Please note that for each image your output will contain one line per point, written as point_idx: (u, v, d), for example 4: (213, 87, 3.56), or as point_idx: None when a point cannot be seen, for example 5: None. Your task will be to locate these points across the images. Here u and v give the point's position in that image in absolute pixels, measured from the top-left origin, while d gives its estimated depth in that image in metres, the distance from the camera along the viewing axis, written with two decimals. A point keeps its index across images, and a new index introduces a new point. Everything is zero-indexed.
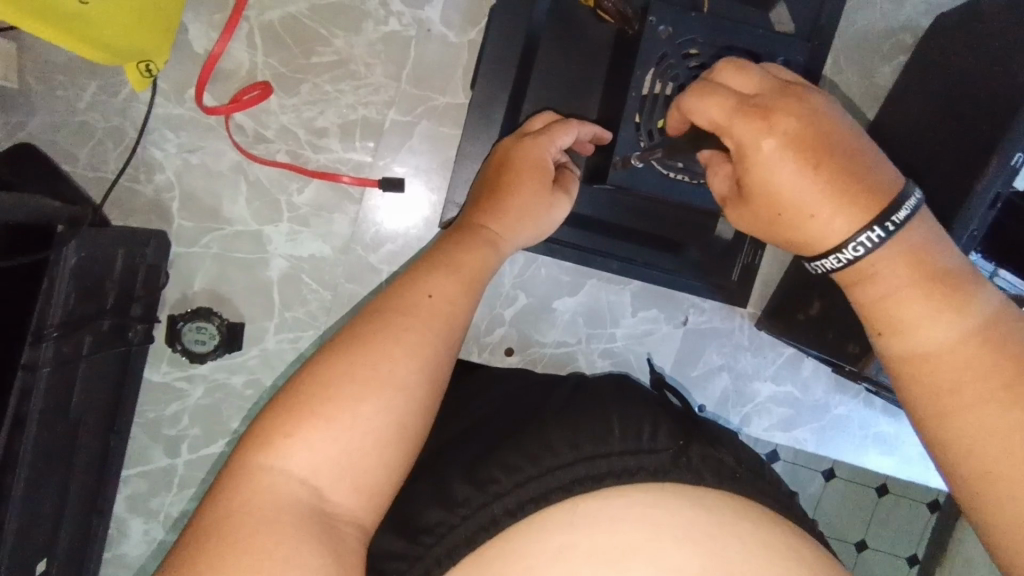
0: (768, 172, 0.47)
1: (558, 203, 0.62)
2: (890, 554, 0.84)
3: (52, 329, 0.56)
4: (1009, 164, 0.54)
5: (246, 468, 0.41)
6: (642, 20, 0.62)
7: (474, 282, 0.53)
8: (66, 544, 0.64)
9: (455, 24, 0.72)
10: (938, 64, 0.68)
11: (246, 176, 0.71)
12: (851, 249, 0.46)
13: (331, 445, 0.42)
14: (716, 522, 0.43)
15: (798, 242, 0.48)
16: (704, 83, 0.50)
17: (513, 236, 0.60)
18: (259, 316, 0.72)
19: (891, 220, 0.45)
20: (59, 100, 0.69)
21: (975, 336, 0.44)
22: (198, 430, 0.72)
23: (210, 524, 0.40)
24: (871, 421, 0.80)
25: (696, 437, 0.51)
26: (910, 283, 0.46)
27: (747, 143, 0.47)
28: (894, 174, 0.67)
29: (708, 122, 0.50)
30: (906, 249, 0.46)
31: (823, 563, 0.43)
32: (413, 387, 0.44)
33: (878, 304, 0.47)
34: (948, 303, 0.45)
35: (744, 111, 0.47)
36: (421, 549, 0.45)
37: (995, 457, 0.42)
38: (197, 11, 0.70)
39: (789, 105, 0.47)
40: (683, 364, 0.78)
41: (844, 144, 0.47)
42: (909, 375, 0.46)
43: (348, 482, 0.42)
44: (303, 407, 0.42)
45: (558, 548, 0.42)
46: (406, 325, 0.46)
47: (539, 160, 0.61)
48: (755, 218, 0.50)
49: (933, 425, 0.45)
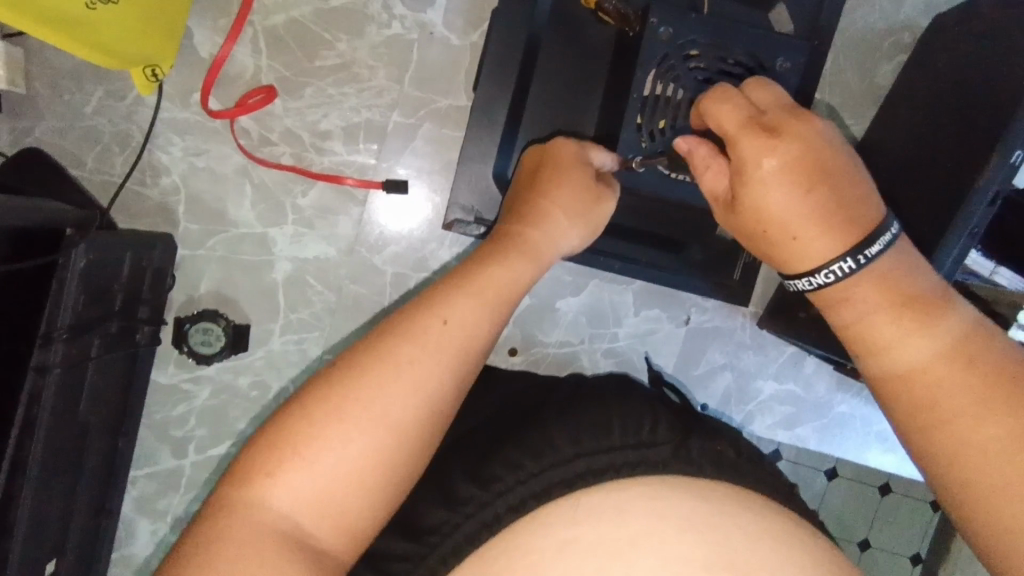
0: (765, 191, 0.48)
1: (606, 197, 0.63)
2: (894, 553, 0.84)
3: (62, 331, 0.57)
4: (1009, 161, 0.54)
5: (230, 500, 0.41)
6: (643, 22, 0.63)
7: (496, 309, 0.51)
8: (75, 544, 0.65)
9: (457, 27, 0.73)
10: (937, 63, 0.68)
11: (251, 179, 0.72)
12: (823, 276, 0.48)
13: (316, 484, 0.41)
14: (717, 509, 0.44)
15: (783, 259, 0.50)
16: (724, 88, 0.51)
17: (560, 236, 0.60)
18: (264, 318, 0.72)
19: (865, 253, 0.47)
20: (66, 105, 0.70)
21: (949, 353, 0.45)
22: (205, 431, 0.72)
23: (191, 549, 0.40)
24: (873, 419, 0.81)
25: (695, 431, 0.52)
26: (879, 307, 0.47)
27: (749, 160, 0.48)
28: (895, 172, 0.67)
29: (717, 129, 0.51)
30: (879, 276, 0.47)
31: (827, 554, 0.44)
32: (407, 428, 0.44)
33: (855, 326, 0.48)
34: (924, 323, 0.46)
35: (752, 127, 0.49)
36: (426, 549, 0.45)
37: (976, 469, 0.43)
38: (202, 16, 0.71)
39: (797, 125, 0.49)
40: (686, 362, 0.79)
41: (841, 171, 0.48)
42: (892, 394, 0.47)
43: (333, 521, 0.42)
44: (289, 444, 0.42)
45: (560, 541, 0.42)
46: (411, 357, 0.45)
47: (580, 161, 0.62)
48: (747, 232, 0.51)
49: (919, 439, 0.46)
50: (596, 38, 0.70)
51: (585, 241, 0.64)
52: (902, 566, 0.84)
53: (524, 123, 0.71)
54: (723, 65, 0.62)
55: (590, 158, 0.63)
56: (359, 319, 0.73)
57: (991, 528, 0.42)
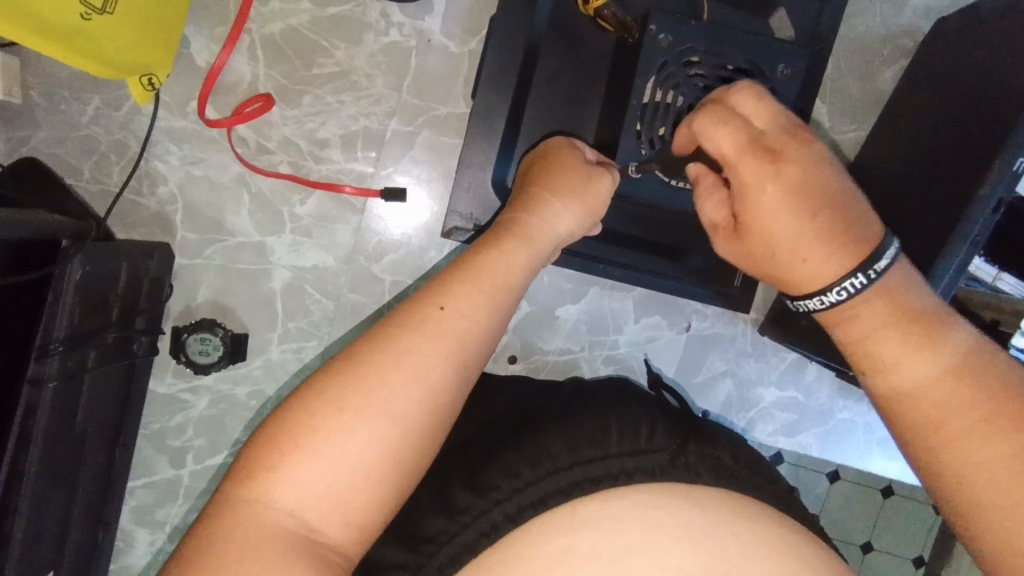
0: (770, 215, 0.48)
1: (601, 174, 0.60)
2: (897, 555, 0.83)
3: (58, 344, 0.56)
4: (1011, 170, 0.54)
5: (232, 499, 0.41)
6: (642, 29, 0.62)
7: (496, 295, 0.49)
8: (73, 555, 0.64)
9: (455, 34, 0.72)
10: (938, 69, 0.68)
11: (249, 188, 0.72)
12: (835, 293, 0.47)
13: (319, 479, 0.40)
14: (717, 519, 0.43)
15: (790, 280, 0.49)
16: (716, 107, 0.50)
17: (554, 217, 0.57)
18: (262, 326, 0.72)
19: (874, 269, 0.47)
20: (63, 114, 0.69)
21: (951, 370, 0.45)
22: (203, 441, 0.72)
23: (197, 547, 0.39)
24: (875, 425, 0.80)
25: (693, 437, 0.51)
26: (884, 325, 0.47)
27: (752, 186, 0.48)
28: (896, 179, 0.67)
29: (716, 155, 0.49)
30: (885, 292, 0.47)
31: (830, 566, 0.43)
32: (411, 420, 0.43)
33: (862, 343, 0.48)
34: (924, 340, 0.46)
35: (754, 152, 0.48)
36: (423, 557, 0.45)
37: (983, 486, 0.42)
38: (198, 24, 0.70)
39: (797, 147, 0.48)
40: (686, 369, 0.78)
41: (842, 191, 0.48)
42: (894, 410, 0.47)
43: (339, 517, 0.41)
44: (290, 438, 0.41)
45: (557, 553, 0.41)
46: (411, 345, 0.44)
47: (570, 155, 0.61)
48: (754, 253, 0.51)
49: (923, 457, 0.45)
50: (595, 45, 0.70)
51: (589, 226, 0.60)
52: (905, 569, 0.84)
53: (523, 130, 0.70)
54: (723, 72, 0.62)
55: (575, 146, 0.63)
56: (358, 328, 0.73)
57: (999, 549, 0.42)
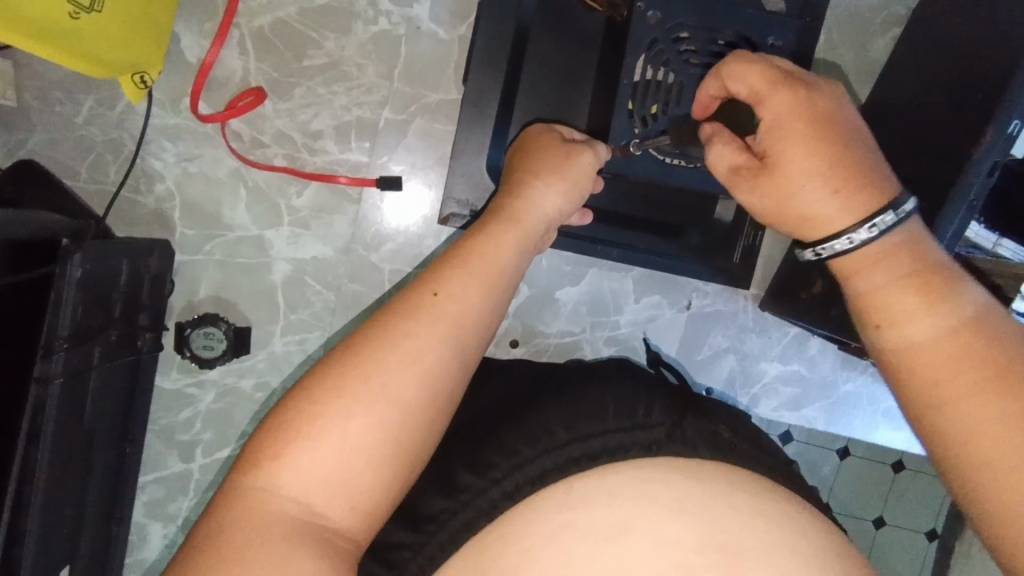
0: (797, 144, 0.48)
1: (579, 151, 0.59)
2: (909, 531, 0.82)
3: (63, 341, 0.57)
4: (1006, 133, 0.53)
5: (240, 489, 0.41)
6: (630, 6, 0.63)
7: (492, 278, 0.50)
8: (87, 549, 0.65)
9: (444, 19, 0.73)
10: (928, 30, 0.67)
11: (245, 181, 0.72)
12: (867, 229, 0.47)
13: (321, 463, 0.41)
14: (710, 491, 0.43)
15: (807, 221, 0.49)
16: (747, 53, 0.52)
17: (539, 196, 0.57)
18: (265, 319, 0.73)
19: (900, 210, 0.47)
20: (58, 116, 0.70)
21: (957, 327, 0.43)
22: (212, 434, 0.73)
23: (205, 537, 0.40)
24: (880, 397, 0.80)
25: (693, 411, 0.52)
26: (899, 276, 0.46)
27: (784, 113, 0.49)
28: (890, 145, 0.66)
29: (746, 88, 0.51)
30: (901, 248, 0.47)
31: (828, 536, 0.44)
32: (410, 404, 0.43)
33: (871, 296, 0.47)
34: (932, 296, 0.45)
35: (785, 84, 0.50)
36: (426, 536, 0.45)
37: (992, 450, 0.40)
38: (189, 21, 0.71)
39: (825, 87, 0.50)
40: (688, 347, 0.78)
41: (862, 133, 0.50)
42: (898, 369, 0.45)
43: (343, 500, 0.41)
44: (293, 425, 0.41)
45: (557, 525, 0.42)
46: (405, 330, 0.45)
47: (547, 141, 0.61)
48: (777, 192, 0.49)
49: (933, 418, 0.43)
50: (585, 26, 0.69)
51: (575, 205, 0.60)
52: (919, 545, 0.82)
53: (516, 113, 0.70)
54: (714, 46, 0.62)
55: (554, 129, 0.63)
56: (359, 317, 0.73)
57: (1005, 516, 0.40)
